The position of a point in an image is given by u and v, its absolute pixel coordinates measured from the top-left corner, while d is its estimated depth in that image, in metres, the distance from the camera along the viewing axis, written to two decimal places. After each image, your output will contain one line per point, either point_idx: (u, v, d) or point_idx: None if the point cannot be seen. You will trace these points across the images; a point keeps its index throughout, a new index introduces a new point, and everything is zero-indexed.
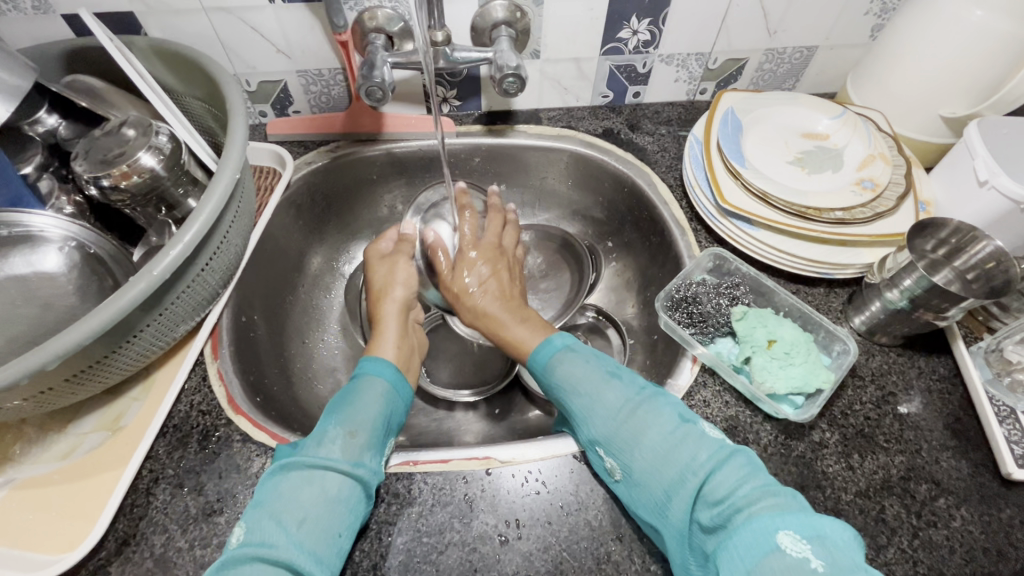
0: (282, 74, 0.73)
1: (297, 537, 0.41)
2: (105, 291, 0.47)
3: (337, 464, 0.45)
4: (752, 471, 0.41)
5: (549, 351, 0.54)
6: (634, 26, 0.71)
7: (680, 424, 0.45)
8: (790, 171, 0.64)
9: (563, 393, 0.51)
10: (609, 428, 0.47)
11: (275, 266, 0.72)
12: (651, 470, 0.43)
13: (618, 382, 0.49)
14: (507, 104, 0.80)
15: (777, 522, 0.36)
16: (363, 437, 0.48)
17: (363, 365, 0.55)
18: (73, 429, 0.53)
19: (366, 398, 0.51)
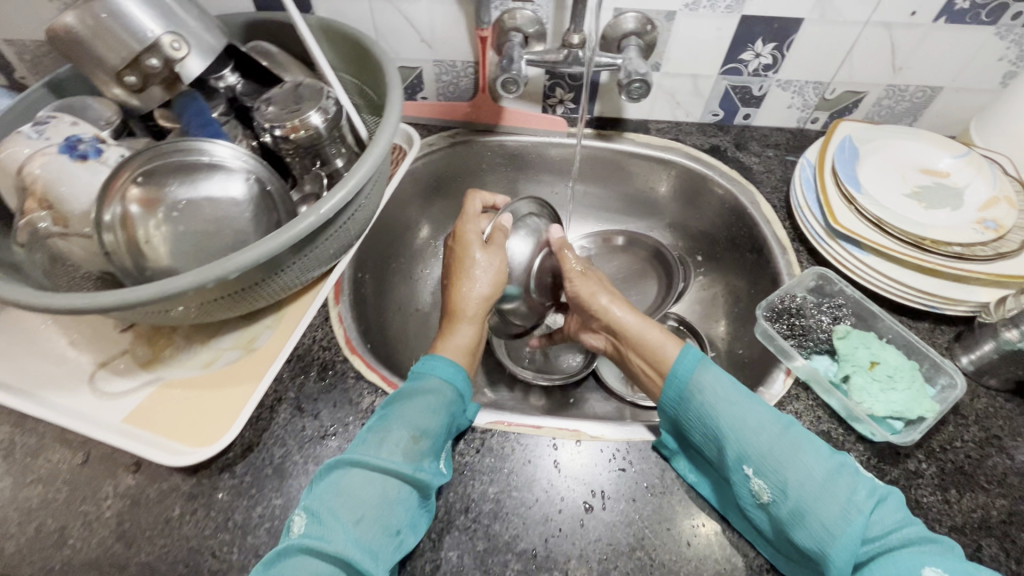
0: (420, 62, 0.80)
1: (354, 534, 0.43)
2: (270, 224, 0.53)
3: (398, 468, 0.46)
4: (904, 516, 0.43)
5: (691, 362, 0.52)
6: (758, 49, 0.74)
7: (833, 455, 0.45)
8: (907, 203, 0.64)
9: (705, 407, 0.49)
10: (764, 446, 0.46)
11: (388, 234, 0.79)
12: (811, 500, 0.43)
13: (761, 405, 0.49)
14: (619, 111, 0.84)
15: (926, 561, 0.39)
16: (425, 443, 0.48)
17: (431, 363, 0.55)
18: (214, 344, 0.60)
19: (424, 402, 0.51)
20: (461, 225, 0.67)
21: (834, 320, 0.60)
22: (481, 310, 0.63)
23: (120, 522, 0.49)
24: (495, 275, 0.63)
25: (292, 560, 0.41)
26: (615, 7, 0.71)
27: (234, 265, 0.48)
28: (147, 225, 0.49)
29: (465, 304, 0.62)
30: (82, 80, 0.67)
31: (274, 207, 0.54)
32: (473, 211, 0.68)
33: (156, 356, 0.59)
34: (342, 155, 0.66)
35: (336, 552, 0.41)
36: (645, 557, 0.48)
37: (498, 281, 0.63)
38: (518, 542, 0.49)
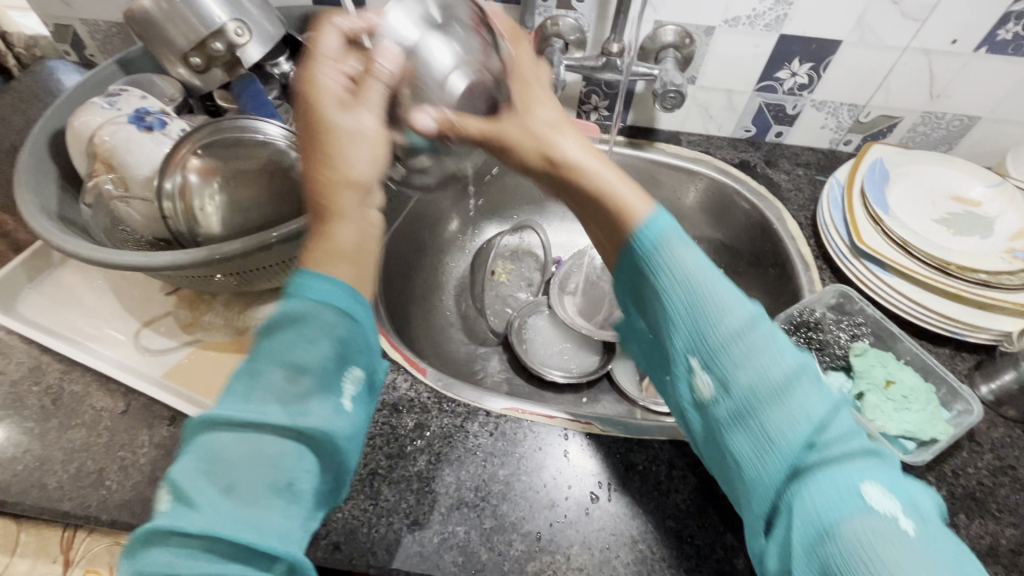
0: None
1: (228, 504, 0.33)
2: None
3: (269, 419, 0.34)
4: (854, 425, 0.39)
5: (658, 231, 0.40)
6: (794, 69, 0.75)
7: (798, 353, 0.39)
8: (935, 228, 0.65)
9: (661, 284, 0.41)
10: (723, 336, 0.39)
11: (418, 224, 0.82)
12: (760, 403, 0.38)
13: (731, 287, 0.41)
14: (652, 121, 0.86)
15: (867, 478, 0.36)
16: (306, 384, 0.35)
17: (296, 278, 0.37)
18: (251, 313, 0.64)
19: (288, 334, 0.35)
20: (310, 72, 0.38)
21: (852, 337, 0.60)
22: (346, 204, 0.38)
23: (153, 469, 0.52)
24: (371, 138, 0.38)
25: (155, 548, 0.32)
26: (656, 20, 0.73)
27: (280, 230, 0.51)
28: (202, 193, 0.53)
29: (337, 187, 0.38)
30: (149, 59, 0.71)
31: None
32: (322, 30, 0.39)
33: (197, 320, 0.63)
34: None
35: (202, 529, 0.32)
36: (646, 550, 0.49)
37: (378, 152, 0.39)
38: (524, 524, 0.50)
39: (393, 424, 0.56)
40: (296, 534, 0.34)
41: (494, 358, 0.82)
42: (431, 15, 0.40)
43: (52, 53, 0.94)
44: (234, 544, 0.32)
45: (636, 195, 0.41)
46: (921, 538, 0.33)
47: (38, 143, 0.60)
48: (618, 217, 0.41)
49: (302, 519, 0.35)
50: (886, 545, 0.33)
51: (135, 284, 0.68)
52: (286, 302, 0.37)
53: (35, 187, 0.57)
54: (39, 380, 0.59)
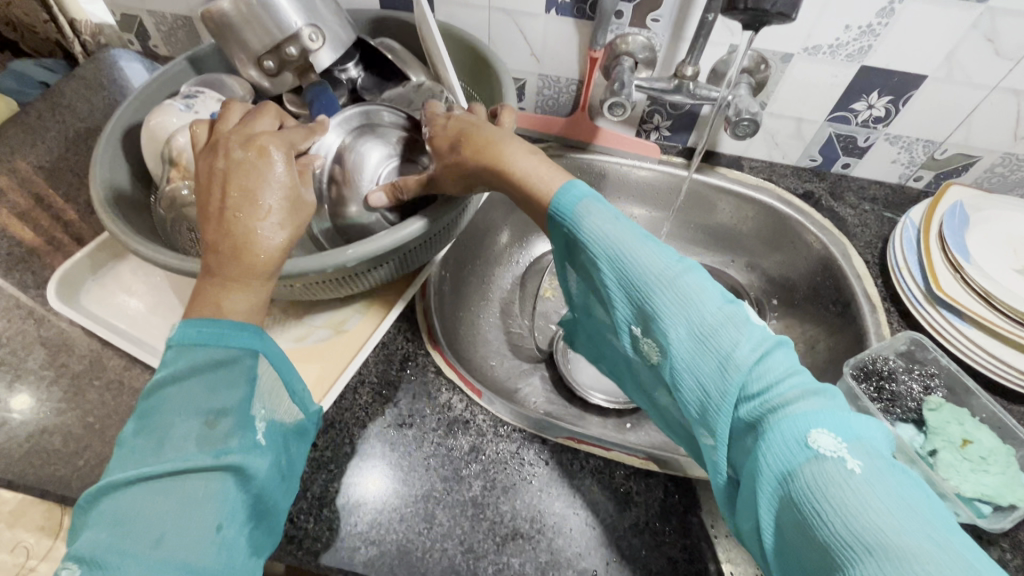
0: (526, 73, 0.82)
1: (156, 556, 0.33)
2: (377, 219, 0.56)
3: (195, 460, 0.37)
4: (791, 364, 0.38)
5: (574, 200, 0.47)
6: (871, 101, 0.72)
7: (726, 301, 0.41)
8: (1018, 279, 0.62)
9: (593, 249, 0.45)
10: (652, 284, 0.42)
11: (471, 235, 0.81)
12: (691, 360, 0.40)
13: (655, 245, 0.44)
14: (713, 145, 0.84)
15: (813, 422, 0.34)
16: (225, 425, 0.39)
17: (189, 334, 0.40)
18: (308, 321, 0.63)
19: (205, 378, 0.39)
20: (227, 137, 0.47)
21: (924, 389, 0.58)
22: (271, 267, 0.44)
23: None
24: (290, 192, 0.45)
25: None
26: (731, 44, 0.71)
27: (351, 255, 0.51)
28: None
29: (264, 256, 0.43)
30: (219, 58, 0.71)
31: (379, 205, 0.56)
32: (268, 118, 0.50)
33: None
34: None
35: None
36: None
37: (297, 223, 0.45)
38: (580, 560, 0.49)
39: (448, 445, 0.55)
40: (233, 563, 0.37)
41: (538, 376, 0.81)
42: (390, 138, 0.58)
43: (117, 42, 0.95)
44: None
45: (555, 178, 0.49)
46: (868, 473, 0.32)
47: (112, 139, 0.60)
48: (538, 199, 0.48)
49: (236, 555, 0.37)
50: (833, 483, 0.32)
51: (195, 282, 0.68)
52: (170, 355, 0.40)
53: (109, 185, 0.57)
54: (100, 375, 0.59)
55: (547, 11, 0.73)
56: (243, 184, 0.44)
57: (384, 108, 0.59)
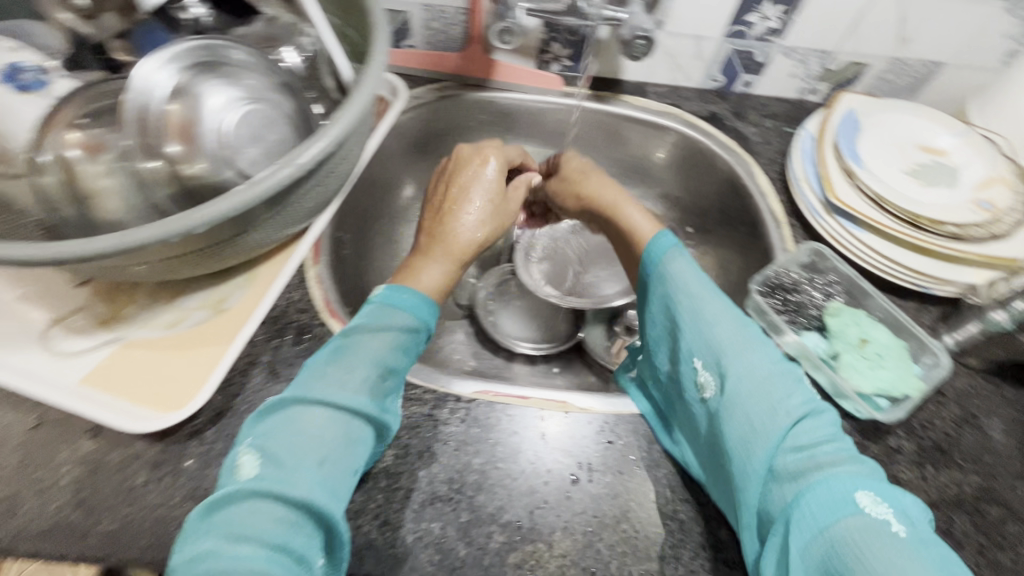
0: (408, 5, 0.72)
1: (320, 475, 0.39)
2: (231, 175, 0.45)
3: (364, 407, 0.44)
4: (832, 431, 0.43)
5: (661, 249, 0.53)
6: (766, 11, 0.70)
7: (781, 361, 0.46)
8: (905, 179, 0.63)
9: (670, 291, 0.51)
10: (717, 335, 0.47)
11: (369, 191, 0.74)
12: (745, 395, 0.44)
13: (726, 302, 0.50)
14: (617, 72, 0.80)
15: (859, 484, 0.38)
16: (388, 383, 0.47)
17: (389, 293, 0.51)
18: (180, 303, 0.56)
19: (394, 338, 0.48)
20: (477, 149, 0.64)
21: (827, 297, 0.60)
22: (469, 251, 0.58)
23: (80, 489, 0.46)
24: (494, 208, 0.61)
25: (250, 502, 0.37)
26: None
27: (198, 220, 0.44)
28: (93, 173, 0.46)
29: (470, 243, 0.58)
30: None
31: (228, 156, 0.45)
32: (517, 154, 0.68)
33: (117, 314, 0.54)
34: (321, 102, 0.61)
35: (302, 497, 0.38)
36: (630, 530, 0.47)
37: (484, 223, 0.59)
38: (503, 514, 0.47)
39: None
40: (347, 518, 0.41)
41: (460, 332, 0.78)
42: (240, 82, 0.48)
43: None
44: (320, 516, 0.38)
45: (651, 227, 0.57)
46: (910, 540, 0.35)
47: None
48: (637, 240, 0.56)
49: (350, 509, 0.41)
50: (873, 536, 0.35)
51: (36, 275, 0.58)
52: (368, 309, 0.51)
53: None
54: None
55: None
56: (465, 178, 0.61)
57: (237, 46, 0.50)
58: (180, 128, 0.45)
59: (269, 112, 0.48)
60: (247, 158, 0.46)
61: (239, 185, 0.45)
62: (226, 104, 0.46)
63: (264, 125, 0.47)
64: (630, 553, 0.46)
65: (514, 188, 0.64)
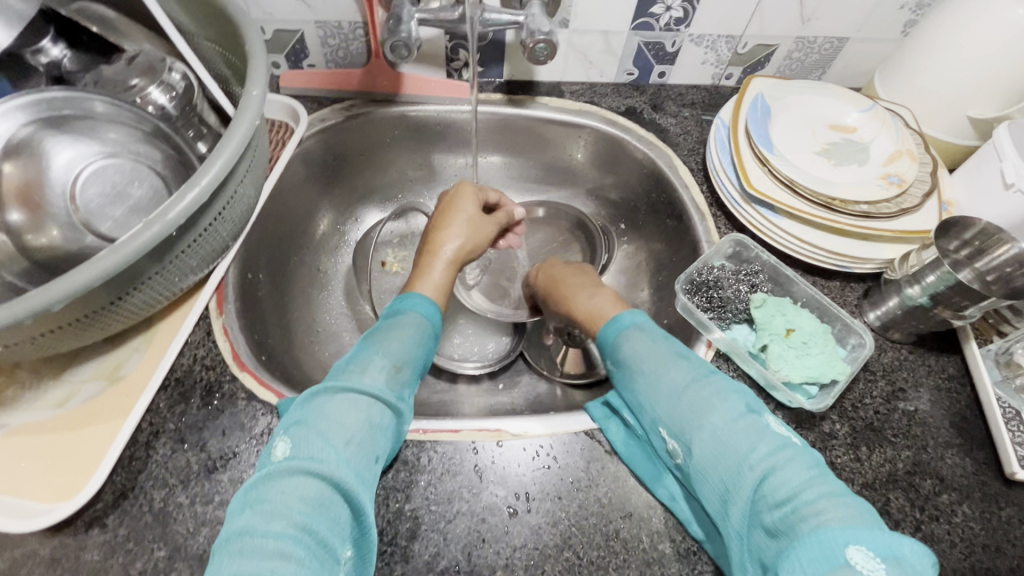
0: (300, 23, 0.68)
1: (345, 455, 0.39)
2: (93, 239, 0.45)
3: (381, 393, 0.44)
4: (813, 475, 0.38)
5: (618, 328, 0.53)
6: (668, 2, 0.69)
7: (745, 414, 0.42)
8: (817, 161, 0.64)
9: (631, 368, 0.49)
10: (673, 404, 0.45)
11: (282, 224, 0.70)
12: (711, 458, 0.41)
13: (685, 362, 0.47)
14: (529, 74, 0.78)
15: (845, 534, 0.33)
16: (405, 374, 0.47)
17: (407, 299, 0.53)
18: (70, 377, 0.51)
19: (415, 331, 0.50)
20: (459, 188, 0.66)
21: (751, 287, 0.59)
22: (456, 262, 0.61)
23: None
24: (477, 232, 0.63)
25: (284, 481, 0.36)
26: None
27: (58, 294, 0.39)
28: None
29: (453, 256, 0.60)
30: None
31: (88, 222, 0.45)
32: (498, 195, 0.69)
33: None
34: (205, 138, 0.58)
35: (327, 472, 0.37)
36: (573, 558, 0.46)
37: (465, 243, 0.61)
38: (439, 560, 0.45)
39: None
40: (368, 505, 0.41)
41: None
42: (95, 137, 0.47)
43: None
44: (345, 496, 0.38)
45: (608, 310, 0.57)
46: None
47: None
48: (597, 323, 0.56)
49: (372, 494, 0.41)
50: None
51: None
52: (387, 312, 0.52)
53: None
54: None
55: None
56: (449, 201, 0.65)
57: (98, 97, 0.48)
58: (26, 193, 0.44)
59: (130, 164, 0.47)
60: (110, 220, 0.45)
61: (104, 252, 0.41)
62: (82, 167, 0.46)
63: (126, 183, 0.47)
64: None
65: (492, 219, 0.65)
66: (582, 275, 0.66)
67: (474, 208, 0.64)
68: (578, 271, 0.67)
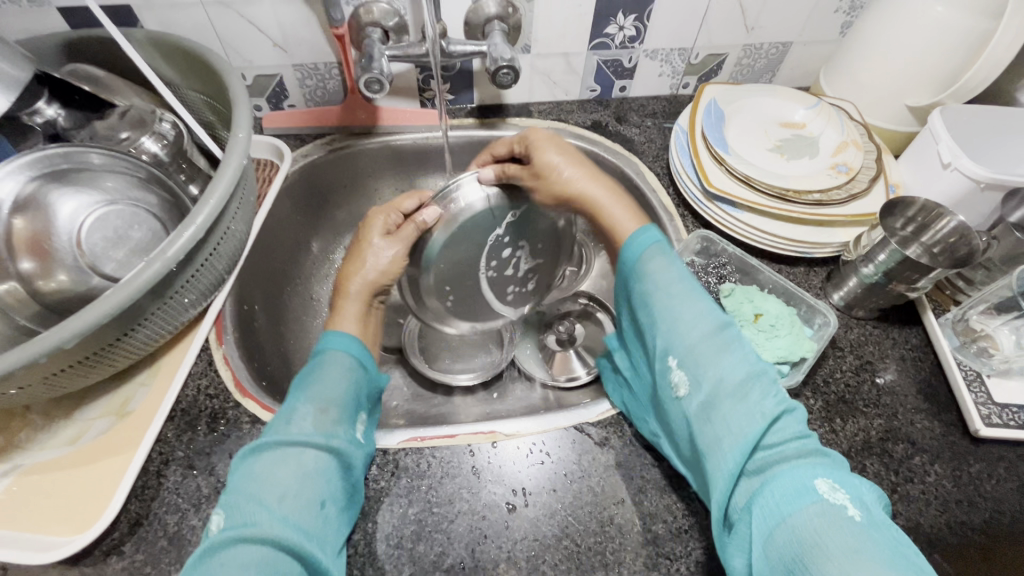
0: (278, 68, 0.72)
1: (280, 512, 0.40)
2: (99, 280, 0.49)
3: (311, 439, 0.45)
4: (803, 427, 0.41)
5: (642, 245, 0.50)
6: (621, 22, 0.74)
7: (757, 361, 0.43)
8: (771, 157, 0.68)
9: (649, 292, 0.48)
10: (691, 339, 0.44)
11: (275, 256, 0.73)
12: (721, 396, 0.41)
13: (705, 300, 0.46)
14: (498, 97, 0.83)
15: (819, 472, 0.37)
16: (333, 413, 0.47)
17: (324, 339, 0.53)
18: (81, 415, 0.54)
19: (340, 372, 0.50)
20: (370, 216, 0.60)
21: (720, 279, 0.64)
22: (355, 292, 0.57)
23: None
24: (387, 264, 0.56)
25: (221, 551, 0.38)
26: None
27: (70, 332, 0.42)
28: None
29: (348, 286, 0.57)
30: None
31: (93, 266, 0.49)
32: (410, 198, 0.59)
33: (10, 443, 0.52)
34: (196, 180, 0.63)
35: (264, 533, 0.38)
36: (571, 546, 0.48)
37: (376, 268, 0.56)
38: (445, 559, 0.47)
39: None
40: (326, 543, 0.42)
41: (395, 377, 0.77)
42: (94, 186, 0.50)
43: None
44: (288, 548, 0.39)
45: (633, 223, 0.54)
46: (868, 525, 0.34)
47: None
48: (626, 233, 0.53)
49: (325, 535, 0.42)
50: (834, 526, 0.34)
51: None
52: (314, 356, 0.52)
53: None
54: None
55: None
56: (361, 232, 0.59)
57: (95, 149, 0.51)
58: (32, 243, 0.47)
59: (130, 209, 0.51)
60: (113, 261, 0.50)
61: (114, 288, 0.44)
62: (84, 215, 0.49)
63: (127, 227, 0.51)
64: (574, 568, 0.47)
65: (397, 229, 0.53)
66: (576, 156, 0.57)
67: (392, 246, 0.55)
68: (572, 152, 0.58)
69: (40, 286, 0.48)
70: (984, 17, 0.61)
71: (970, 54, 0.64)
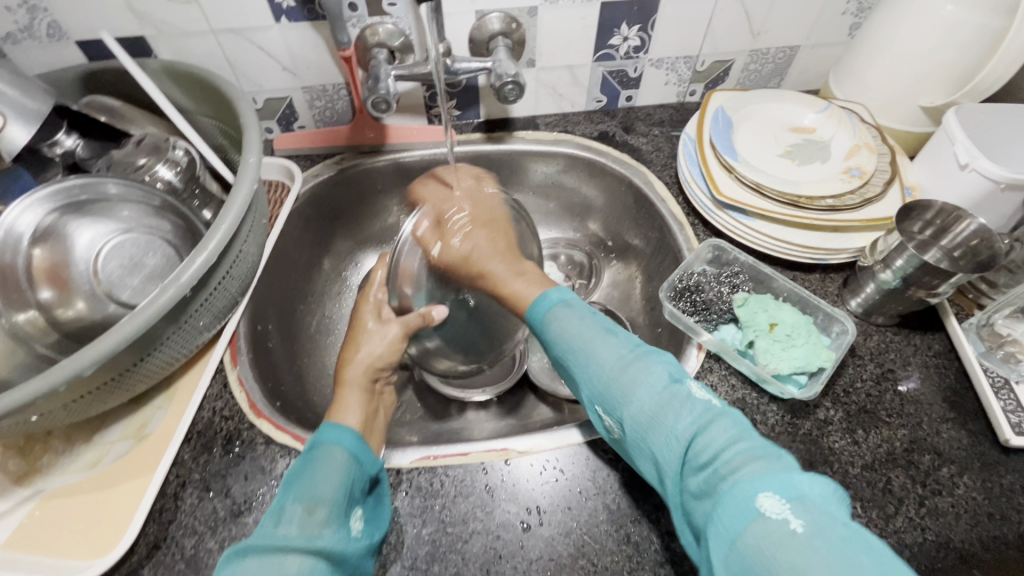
0: (288, 90, 0.74)
1: None
2: (116, 308, 0.50)
3: (293, 543, 0.40)
4: (736, 432, 0.39)
5: (545, 307, 0.51)
6: (625, 33, 0.74)
7: (670, 382, 0.43)
8: (781, 164, 0.67)
9: (558, 349, 0.49)
10: (601, 382, 0.45)
11: (288, 276, 0.74)
12: (641, 429, 0.42)
13: (613, 338, 0.47)
14: (505, 111, 0.83)
15: (758, 486, 0.34)
16: (322, 512, 0.42)
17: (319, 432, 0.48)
18: (100, 439, 0.55)
19: (332, 468, 0.45)
20: (362, 299, 0.62)
21: (732, 288, 0.63)
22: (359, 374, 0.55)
23: None
24: (390, 343, 0.57)
25: None
26: (476, 10, 0.69)
27: (87, 359, 0.43)
28: None
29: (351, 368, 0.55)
30: None
31: (110, 293, 0.50)
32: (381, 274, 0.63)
33: (33, 467, 0.53)
34: (209, 205, 0.65)
35: None
36: (588, 565, 0.47)
37: (391, 344, 0.57)
38: None
39: None
40: None
41: (409, 391, 0.77)
42: (108, 214, 0.51)
43: None
44: None
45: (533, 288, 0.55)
46: (812, 535, 0.31)
47: None
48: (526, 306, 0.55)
49: None
50: (777, 545, 0.31)
51: None
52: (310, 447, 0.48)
53: None
54: None
55: (277, 20, 0.65)
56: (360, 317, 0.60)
57: (110, 179, 0.52)
58: (50, 272, 0.48)
59: (144, 236, 0.52)
60: (129, 288, 0.51)
61: (132, 313, 0.45)
62: (97, 243, 0.50)
63: (142, 254, 0.52)
64: None
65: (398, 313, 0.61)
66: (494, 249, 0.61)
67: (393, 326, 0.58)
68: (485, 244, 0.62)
69: (59, 314, 0.49)
70: (996, 13, 0.60)
71: (985, 49, 0.62)
